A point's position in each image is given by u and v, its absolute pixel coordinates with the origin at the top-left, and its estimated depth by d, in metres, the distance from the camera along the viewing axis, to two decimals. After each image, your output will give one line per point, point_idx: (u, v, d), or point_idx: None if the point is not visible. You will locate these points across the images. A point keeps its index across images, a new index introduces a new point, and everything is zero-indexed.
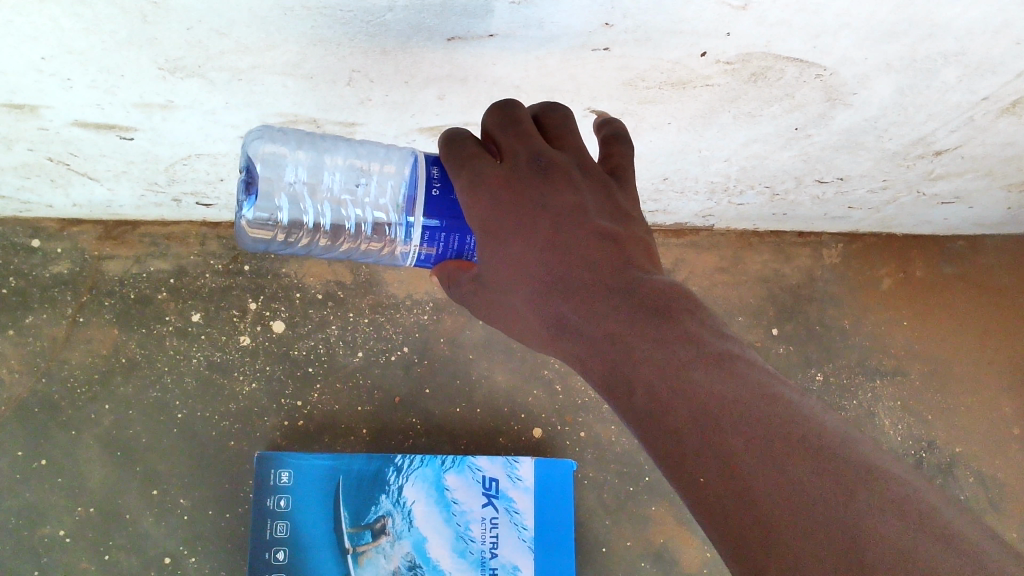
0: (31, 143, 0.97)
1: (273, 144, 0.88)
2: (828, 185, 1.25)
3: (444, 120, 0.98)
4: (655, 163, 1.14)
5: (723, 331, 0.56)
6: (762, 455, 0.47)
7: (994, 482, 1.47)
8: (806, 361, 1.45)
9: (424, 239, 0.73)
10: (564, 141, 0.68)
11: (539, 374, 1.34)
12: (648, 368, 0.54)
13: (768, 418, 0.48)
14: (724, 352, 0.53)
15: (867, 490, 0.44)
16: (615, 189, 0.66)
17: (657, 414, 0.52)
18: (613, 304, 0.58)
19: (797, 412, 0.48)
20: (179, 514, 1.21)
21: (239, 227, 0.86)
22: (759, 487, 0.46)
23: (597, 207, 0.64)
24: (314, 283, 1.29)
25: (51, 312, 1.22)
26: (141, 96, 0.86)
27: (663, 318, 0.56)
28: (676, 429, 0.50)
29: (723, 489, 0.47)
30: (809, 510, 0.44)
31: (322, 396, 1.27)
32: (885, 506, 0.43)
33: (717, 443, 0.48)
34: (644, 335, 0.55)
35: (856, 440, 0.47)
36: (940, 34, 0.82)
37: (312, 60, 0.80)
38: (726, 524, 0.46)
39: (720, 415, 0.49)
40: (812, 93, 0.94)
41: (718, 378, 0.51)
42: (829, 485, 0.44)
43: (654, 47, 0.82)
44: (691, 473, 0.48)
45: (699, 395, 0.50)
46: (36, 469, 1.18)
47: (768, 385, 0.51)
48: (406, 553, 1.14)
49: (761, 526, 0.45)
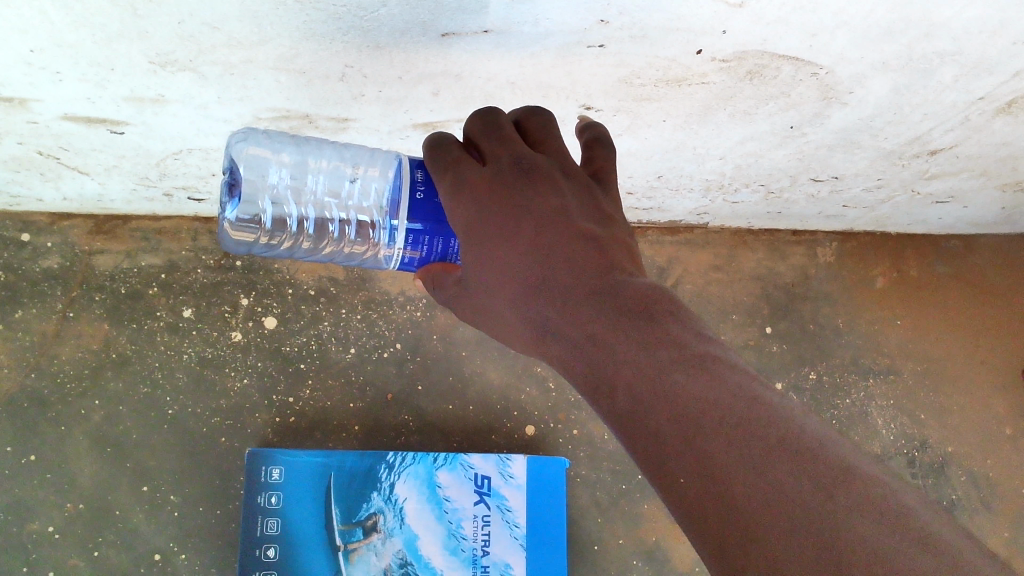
0: (21, 136, 0.96)
1: (256, 146, 0.87)
2: (822, 183, 1.25)
3: (437, 117, 0.97)
4: (649, 161, 1.14)
5: (708, 334, 0.56)
6: (742, 455, 0.46)
7: (986, 482, 1.47)
8: (799, 360, 1.45)
9: (407, 244, 0.73)
10: (546, 144, 0.68)
11: (532, 371, 1.34)
12: (630, 370, 0.54)
13: (749, 419, 0.48)
14: (705, 355, 0.53)
15: (845, 490, 0.43)
16: (598, 193, 0.66)
17: (640, 417, 0.52)
18: (597, 306, 0.58)
19: (778, 415, 0.48)
20: (169, 510, 1.20)
21: (222, 228, 0.85)
22: (737, 489, 0.45)
23: (580, 210, 0.64)
24: (306, 279, 1.28)
25: (41, 307, 1.21)
26: (132, 90, 0.85)
27: (645, 321, 0.56)
28: (658, 431, 0.50)
29: (704, 491, 0.46)
30: (786, 511, 0.43)
31: (314, 392, 1.27)
32: (864, 506, 0.42)
33: (699, 445, 0.48)
34: (627, 337, 0.55)
35: (837, 443, 0.47)
36: (937, 33, 0.81)
37: (305, 55, 0.79)
38: (708, 525, 0.46)
39: (702, 416, 0.49)
40: (808, 91, 0.94)
41: (699, 380, 0.51)
42: (808, 484, 0.44)
43: (650, 44, 0.82)
44: (672, 476, 0.48)
45: (680, 396, 0.50)
46: (26, 465, 1.18)
47: (750, 387, 0.50)
48: (398, 550, 1.14)
49: (741, 525, 0.44)
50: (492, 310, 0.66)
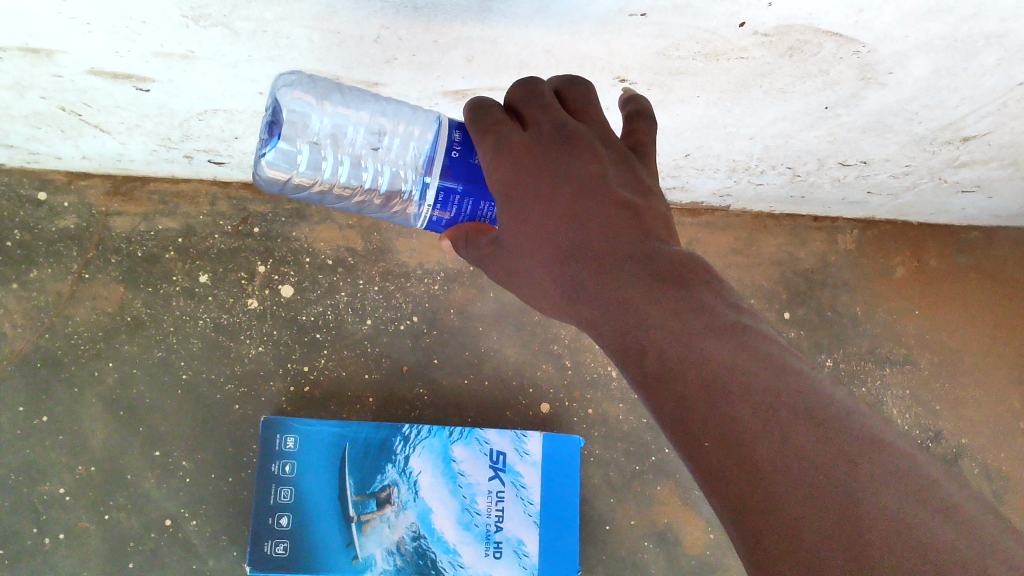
0: (45, 90, 0.94)
1: (303, 86, 0.84)
2: (851, 168, 1.23)
3: (469, 86, 0.95)
4: (678, 139, 1.12)
5: (741, 303, 0.55)
6: (767, 422, 0.46)
7: (998, 475, 1.46)
8: (816, 347, 1.44)
9: (437, 202, 0.72)
10: (586, 113, 0.68)
11: (548, 348, 1.32)
12: (662, 335, 0.53)
13: (778, 386, 0.47)
14: (739, 323, 0.52)
15: (870, 460, 0.42)
16: (636, 163, 0.66)
17: (668, 380, 0.51)
18: (631, 271, 0.58)
19: (808, 384, 0.47)
20: (182, 476, 1.19)
21: (259, 166, 0.82)
22: (761, 451, 0.45)
23: (617, 177, 0.64)
24: (324, 248, 1.27)
25: (57, 267, 1.20)
26: (163, 45, 0.83)
27: (680, 287, 0.55)
28: (685, 394, 0.49)
29: (726, 455, 0.46)
30: (812, 477, 0.43)
31: (330, 362, 1.26)
32: (889, 476, 0.42)
33: (724, 410, 0.47)
34: (660, 302, 0.55)
35: (863, 411, 0.46)
36: (985, 12, 0.80)
37: (342, 14, 0.78)
38: (730, 487, 0.45)
39: (730, 382, 0.48)
40: (847, 70, 0.92)
41: (730, 346, 0.50)
42: (834, 453, 0.43)
43: (692, 15, 0.80)
44: (697, 437, 0.48)
45: (710, 360, 0.49)
46: (38, 425, 1.17)
47: (780, 355, 0.50)
48: (411, 523, 1.13)
49: (763, 491, 0.44)
50: (518, 268, 0.64)
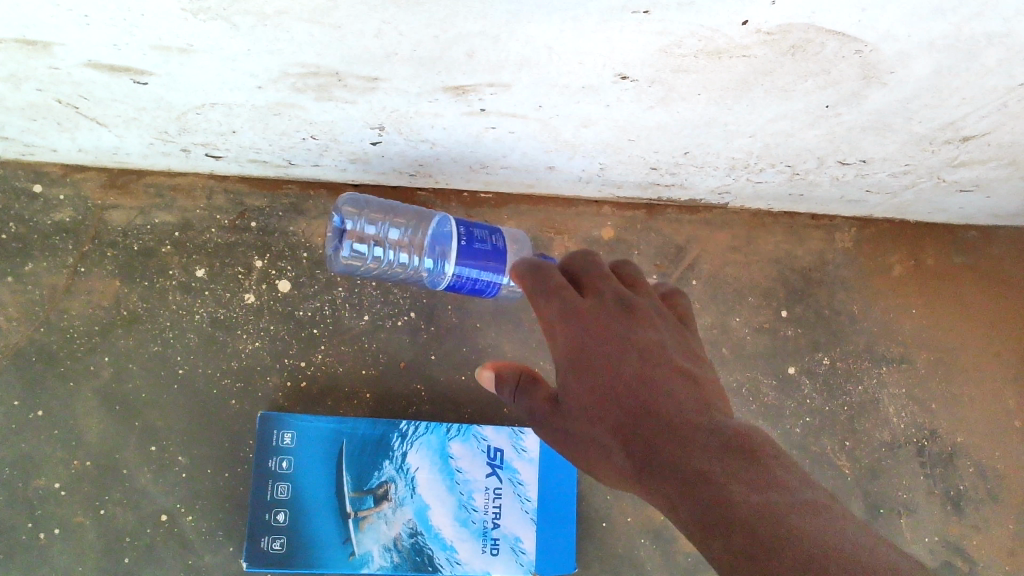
0: (41, 82, 0.93)
1: None
2: (849, 166, 1.23)
3: (469, 81, 0.94)
4: (678, 137, 1.12)
5: (804, 480, 0.70)
6: (788, 532, 0.63)
7: (995, 475, 1.45)
8: (814, 344, 1.44)
9: None
10: (654, 327, 0.91)
11: (546, 345, 1.32)
12: (722, 493, 0.69)
13: (808, 518, 0.65)
14: (814, 500, 0.67)
15: (860, 561, 0.60)
16: (710, 401, 0.82)
17: (715, 530, 0.67)
18: (706, 445, 0.74)
19: (824, 509, 0.66)
20: (177, 471, 1.18)
21: None
22: (786, 532, 0.63)
23: (683, 379, 0.85)
24: (321, 243, 1.27)
25: (52, 260, 1.19)
26: (161, 38, 0.83)
27: (755, 464, 0.71)
28: (724, 516, 0.67)
29: (757, 543, 0.63)
30: (816, 548, 0.61)
31: (327, 357, 1.25)
32: (857, 563, 0.60)
33: (760, 530, 0.64)
34: (740, 479, 0.70)
35: (860, 536, 0.64)
36: (990, 12, 0.80)
37: (344, 8, 0.77)
38: (754, 552, 0.63)
39: (770, 510, 0.66)
40: (849, 69, 0.92)
41: (787, 494, 0.67)
42: (828, 537, 0.63)
43: (696, 13, 0.80)
44: (736, 548, 0.65)
45: (764, 497, 0.67)
46: (32, 419, 1.16)
47: (815, 498, 0.68)
48: (408, 519, 1.12)
49: (771, 549, 0.63)
50: (648, 483, 0.77)
